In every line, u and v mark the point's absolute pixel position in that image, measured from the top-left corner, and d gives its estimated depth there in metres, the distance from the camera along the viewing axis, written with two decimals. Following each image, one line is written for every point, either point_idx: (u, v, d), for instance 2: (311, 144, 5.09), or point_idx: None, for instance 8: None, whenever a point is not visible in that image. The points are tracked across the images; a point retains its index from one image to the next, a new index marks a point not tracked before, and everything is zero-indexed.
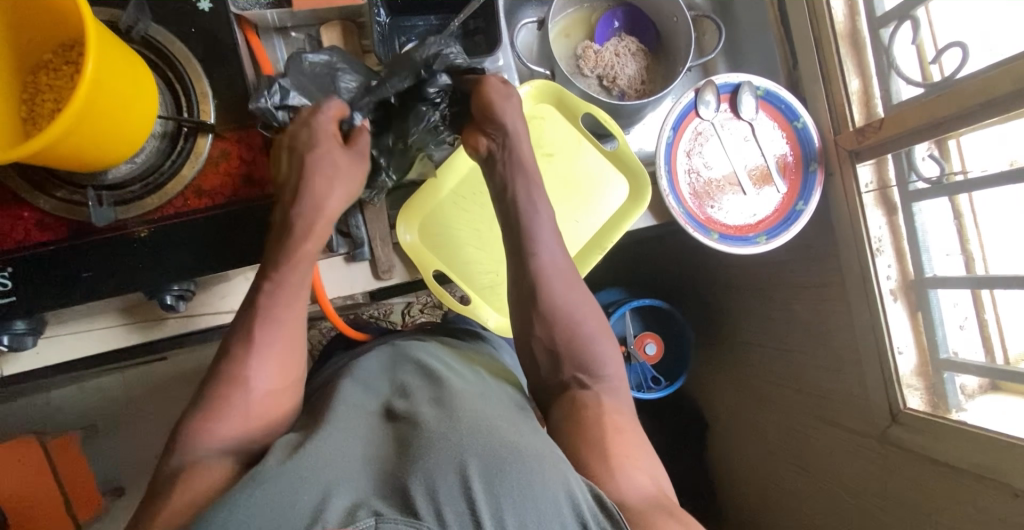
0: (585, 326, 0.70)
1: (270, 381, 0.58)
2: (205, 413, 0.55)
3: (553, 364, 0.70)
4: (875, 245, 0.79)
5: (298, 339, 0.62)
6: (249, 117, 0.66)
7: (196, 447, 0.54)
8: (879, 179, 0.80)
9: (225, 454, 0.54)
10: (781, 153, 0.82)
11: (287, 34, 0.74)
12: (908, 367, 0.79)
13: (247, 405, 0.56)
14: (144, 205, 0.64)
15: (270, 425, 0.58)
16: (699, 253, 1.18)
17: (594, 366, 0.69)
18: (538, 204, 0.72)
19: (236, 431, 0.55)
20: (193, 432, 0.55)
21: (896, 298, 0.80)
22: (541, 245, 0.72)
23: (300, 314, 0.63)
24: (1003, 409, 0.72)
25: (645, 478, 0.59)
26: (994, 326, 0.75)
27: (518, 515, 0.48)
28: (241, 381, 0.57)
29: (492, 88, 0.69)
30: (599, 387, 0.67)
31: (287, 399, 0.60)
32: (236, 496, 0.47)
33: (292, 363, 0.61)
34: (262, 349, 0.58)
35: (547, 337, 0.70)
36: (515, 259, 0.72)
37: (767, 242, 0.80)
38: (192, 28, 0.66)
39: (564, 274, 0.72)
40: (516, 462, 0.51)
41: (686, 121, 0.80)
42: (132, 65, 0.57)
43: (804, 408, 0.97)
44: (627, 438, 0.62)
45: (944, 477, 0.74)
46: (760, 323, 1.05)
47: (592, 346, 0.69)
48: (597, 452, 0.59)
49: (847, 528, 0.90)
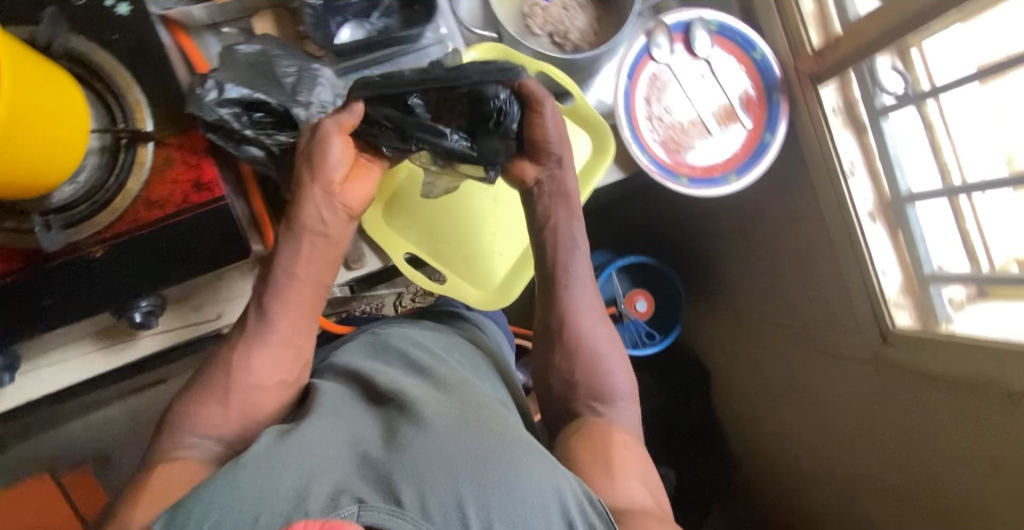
0: (608, 361, 0.74)
1: (253, 376, 0.66)
2: (198, 394, 0.65)
3: (570, 393, 0.74)
4: (847, 168, 0.78)
5: (293, 342, 0.68)
6: (187, 119, 0.64)
7: (183, 428, 0.64)
8: (845, 99, 0.79)
9: (205, 440, 0.63)
10: (743, 90, 0.81)
11: (219, 30, 0.72)
12: (894, 287, 0.79)
13: (230, 392, 0.65)
14: (95, 224, 0.62)
15: (249, 416, 0.65)
16: (679, 203, 1.16)
17: (607, 395, 0.72)
18: (576, 234, 0.76)
19: (219, 414, 0.64)
20: (184, 414, 0.65)
21: (875, 220, 0.79)
22: (574, 279, 0.76)
23: (299, 323, 0.69)
24: (994, 315, 0.71)
25: (642, 491, 0.63)
26: (977, 237, 0.73)
27: (503, 510, 0.48)
28: (230, 370, 0.66)
29: (537, 118, 0.69)
30: (611, 416, 0.71)
31: (271, 396, 0.67)
32: (219, 485, 0.48)
33: (281, 363, 0.68)
34: (244, 353, 0.66)
35: (567, 371, 0.74)
36: (546, 287, 0.77)
37: (737, 180, 0.80)
38: (114, 34, 0.63)
39: (593, 313, 0.76)
40: (508, 469, 0.51)
41: (641, 66, 0.79)
42: (50, 76, 0.55)
43: (798, 342, 0.96)
44: (638, 462, 0.67)
45: (941, 390, 0.73)
46: (747, 265, 1.04)
47: (609, 381, 0.73)
48: (600, 465, 0.64)
49: (853, 453, 0.91)
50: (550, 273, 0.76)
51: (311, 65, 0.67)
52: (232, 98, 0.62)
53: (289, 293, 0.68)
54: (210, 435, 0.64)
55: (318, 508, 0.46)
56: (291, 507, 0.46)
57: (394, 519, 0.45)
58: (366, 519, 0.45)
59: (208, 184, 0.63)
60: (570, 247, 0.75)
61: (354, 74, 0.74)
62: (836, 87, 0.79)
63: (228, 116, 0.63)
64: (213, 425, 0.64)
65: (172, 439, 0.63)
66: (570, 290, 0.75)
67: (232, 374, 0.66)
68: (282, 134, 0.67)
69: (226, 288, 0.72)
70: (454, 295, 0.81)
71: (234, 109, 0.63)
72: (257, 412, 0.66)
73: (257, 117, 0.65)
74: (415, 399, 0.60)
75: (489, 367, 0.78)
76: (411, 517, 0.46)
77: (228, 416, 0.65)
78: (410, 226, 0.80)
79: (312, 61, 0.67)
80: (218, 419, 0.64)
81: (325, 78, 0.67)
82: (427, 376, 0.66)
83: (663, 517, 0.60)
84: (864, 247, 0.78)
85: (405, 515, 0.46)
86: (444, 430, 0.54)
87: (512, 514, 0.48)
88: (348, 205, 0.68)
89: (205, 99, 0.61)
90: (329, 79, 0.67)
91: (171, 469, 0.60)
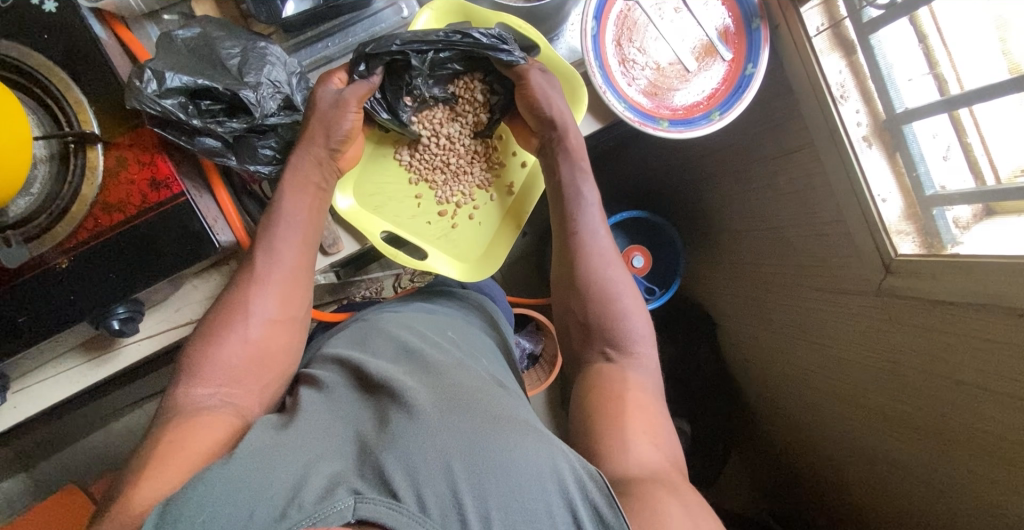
0: (622, 302, 0.72)
1: (270, 312, 0.66)
2: (210, 337, 0.63)
3: (585, 337, 0.73)
4: (837, 92, 0.73)
5: (303, 280, 0.69)
6: (132, 116, 0.62)
7: (198, 370, 0.61)
8: (830, 16, 0.74)
9: (217, 393, 0.60)
10: (720, 22, 0.76)
11: (160, 18, 0.68)
12: (894, 213, 0.74)
13: (248, 331, 0.64)
14: (54, 235, 0.60)
15: (265, 358, 0.64)
16: (668, 150, 1.13)
17: (624, 342, 0.71)
18: (585, 190, 0.76)
19: (235, 352, 0.63)
20: (197, 357, 0.62)
21: (870, 143, 0.74)
22: (584, 226, 0.76)
23: (309, 264, 0.69)
24: (1003, 231, 0.66)
25: (657, 452, 0.60)
26: (979, 148, 0.70)
27: (501, 495, 0.47)
28: (245, 308, 0.64)
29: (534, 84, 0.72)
30: (626, 363, 0.69)
31: (285, 334, 0.67)
32: (207, 475, 0.47)
33: (294, 301, 0.68)
34: (257, 294, 0.65)
35: (582, 313, 0.73)
36: (561, 237, 0.77)
37: (721, 117, 0.75)
38: (44, 34, 0.60)
39: (608, 259, 0.75)
40: (501, 456, 0.49)
41: (609, 5, 0.74)
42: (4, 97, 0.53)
43: (798, 281, 0.92)
44: (654, 420, 0.63)
45: (949, 315, 0.69)
46: (741, 207, 1.00)
47: (625, 324, 0.71)
48: (611, 428, 0.61)
49: (861, 391, 0.88)
50: (567, 225, 0.76)
51: (257, 44, 0.65)
52: (174, 88, 0.61)
53: (289, 273, 0.67)
54: (224, 380, 0.61)
55: (312, 499, 0.44)
56: (286, 501, 0.44)
57: (391, 513, 0.44)
58: (361, 512, 0.44)
59: (166, 181, 0.62)
60: (582, 201, 0.76)
61: (304, 52, 0.72)
62: (819, 5, 0.74)
63: (173, 106, 0.61)
64: (228, 368, 0.62)
65: (185, 390, 0.60)
66: (584, 239, 0.75)
67: (248, 312, 0.64)
68: (233, 121, 0.64)
69: (204, 286, 0.71)
70: (437, 268, 0.78)
71: (177, 99, 0.61)
72: (273, 351, 0.65)
73: (204, 105, 0.63)
74: (405, 384, 0.58)
75: (487, 342, 0.76)
76: (408, 510, 0.45)
77: (245, 355, 0.63)
78: (382, 202, 0.78)
79: (258, 40, 0.65)
80: (234, 360, 0.62)
81: (274, 57, 0.65)
82: (417, 360, 0.64)
83: (675, 485, 0.56)
84: (858, 172, 0.73)
85: (402, 509, 0.45)
86: (436, 416, 0.53)
87: (510, 498, 0.47)
88: (342, 167, 0.72)
89: (145, 92, 0.59)
90: (278, 57, 0.66)
91: (190, 420, 0.57)
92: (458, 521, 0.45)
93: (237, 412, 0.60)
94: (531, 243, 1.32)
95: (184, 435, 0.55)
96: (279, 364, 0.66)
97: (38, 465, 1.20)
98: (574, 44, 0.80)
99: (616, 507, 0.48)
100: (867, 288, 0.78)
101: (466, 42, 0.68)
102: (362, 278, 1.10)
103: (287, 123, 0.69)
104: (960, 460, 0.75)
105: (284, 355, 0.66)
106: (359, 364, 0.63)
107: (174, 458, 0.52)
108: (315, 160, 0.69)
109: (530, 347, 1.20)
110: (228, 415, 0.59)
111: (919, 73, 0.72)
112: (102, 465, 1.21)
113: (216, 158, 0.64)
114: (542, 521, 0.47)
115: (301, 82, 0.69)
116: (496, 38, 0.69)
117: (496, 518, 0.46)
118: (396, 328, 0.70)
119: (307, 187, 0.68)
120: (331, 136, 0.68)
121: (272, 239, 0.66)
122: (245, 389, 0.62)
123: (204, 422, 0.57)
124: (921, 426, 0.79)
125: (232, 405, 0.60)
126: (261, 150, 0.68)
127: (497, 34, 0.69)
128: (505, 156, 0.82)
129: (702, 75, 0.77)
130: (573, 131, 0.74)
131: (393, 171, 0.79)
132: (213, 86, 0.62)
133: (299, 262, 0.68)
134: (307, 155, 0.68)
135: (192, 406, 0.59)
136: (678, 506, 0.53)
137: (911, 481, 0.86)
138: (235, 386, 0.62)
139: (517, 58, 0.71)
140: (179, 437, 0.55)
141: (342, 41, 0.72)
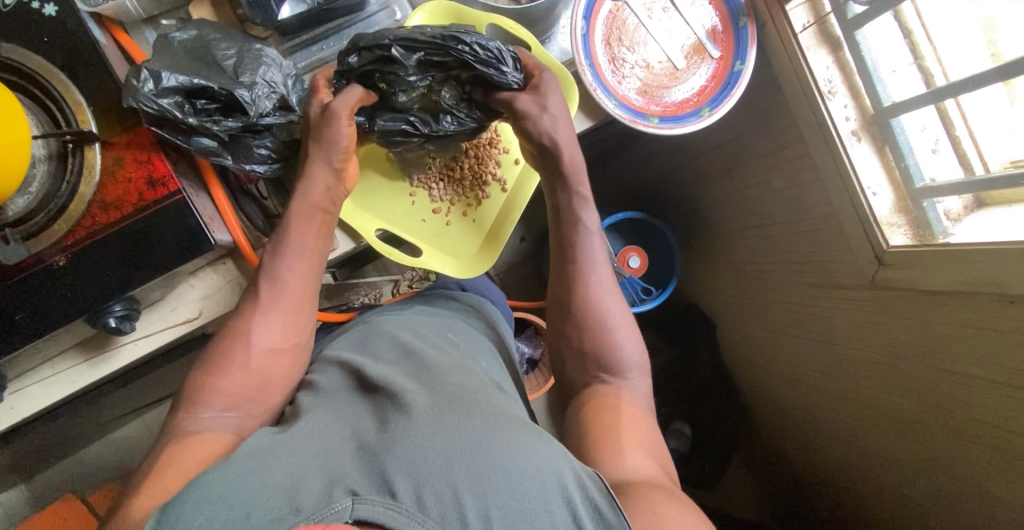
0: (618, 334, 0.72)
1: (272, 340, 0.66)
2: (212, 365, 0.63)
3: (580, 364, 0.72)
4: (826, 87, 0.74)
5: (305, 304, 0.69)
6: (129, 117, 0.63)
7: (199, 395, 0.61)
8: (815, 14, 0.76)
9: (219, 413, 0.60)
10: (708, 21, 0.77)
11: (158, 23, 0.70)
12: (886, 207, 0.74)
13: (249, 360, 0.64)
14: (52, 233, 0.61)
15: (267, 382, 0.65)
16: (661, 152, 1.15)
17: (615, 367, 0.71)
18: (589, 217, 0.76)
19: (235, 379, 0.63)
20: (198, 385, 0.62)
21: (859, 138, 0.75)
22: (590, 255, 0.75)
23: (313, 286, 0.70)
24: (994, 222, 0.66)
25: (651, 461, 0.60)
26: (966, 140, 0.70)
27: (500, 494, 0.46)
28: (247, 337, 0.65)
29: (527, 105, 0.71)
30: (620, 383, 0.69)
31: (287, 360, 0.67)
32: (208, 476, 0.47)
33: (296, 327, 0.68)
34: (260, 321, 0.66)
35: (577, 340, 0.73)
36: (561, 256, 0.77)
37: (711, 113, 0.76)
38: (44, 37, 0.62)
39: (605, 288, 0.74)
40: (501, 462, 0.48)
41: (597, 5, 0.75)
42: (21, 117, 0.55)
43: (793, 277, 0.92)
44: (646, 432, 0.64)
45: (943, 305, 0.69)
46: (734, 206, 1.01)
47: (617, 351, 0.71)
48: (608, 437, 0.62)
49: (857, 386, 0.88)
50: (568, 253, 0.76)
51: (252, 46, 0.66)
52: (170, 87, 0.62)
53: (291, 295, 0.68)
54: (226, 404, 0.61)
55: (311, 502, 0.44)
56: (285, 505, 0.44)
57: (388, 512, 0.44)
58: (360, 513, 0.43)
59: (163, 180, 0.63)
60: (583, 227, 0.76)
61: (300, 54, 0.73)
62: (805, 3, 0.76)
63: (167, 102, 0.62)
64: (230, 393, 0.62)
65: (188, 414, 0.60)
66: (584, 267, 0.75)
67: (250, 341, 0.65)
68: (229, 120, 0.65)
69: (200, 287, 0.71)
70: (433, 266, 0.79)
71: (172, 97, 0.62)
72: (276, 376, 0.65)
73: (201, 104, 0.65)
74: (404, 387, 0.58)
75: (486, 344, 0.76)
76: (406, 509, 0.44)
77: (247, 382, 0.63)
78: (376, 203, 0.80)
79: (255, 42, 0.67)
80: (236, 387, 0.63)
81: (269, 57, 0.67)
82: (415, 362, 0.64)
83: (674, 490, 0.57)
84: (848, 167, 0.73)
85: (400, 508, 0.44)
86: (433, 417, 0.52)
87: (509, 497, 0.46)
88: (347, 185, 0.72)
89: (142, 90, 0.61)
90: (273, 58, 0.67)
91: (197, 435, 0.57)
92: (459, 522, 0.44)
93: (236, 433, 0.60)
94: (528, 247, 1.33)
95: (186, 446, 0.56)
96: (281, 387, 0.66)
97: (34, 478, 1.19)
98: (565, 45, 0.82)
99: (616, 506, 0.48)
100: (861, 282, 0.78)
101: (464, 51, 0.67)
102: (361, 282, 1.12)
103: (282, 122, 0.69)
104: (962, 454, 0.75)
105: (286, 379, 0.66)
106: (355, 367, 0.64)
107: (178, 471, 0.53)
108: (322, 176, 0.69)
109: (529, 351, 1.21)
110: (229, 434, 0.59)
111: (903, 64, 0.73)
112: (103, 471, 1.21)
113: (213, 157, 0.66)
114: (542, 519, 0.46)
115: (296, 84, 0.70)
116: (494, 57, 0.69)
117: (495, 518, 0.45)
118: (400, 332, 0.71)
119: (310, 212, 0.68)
120: (336, 156, 0.68)
121: (277, 266, 0.67)
122: (248, 413, 0.62)
123: (207, 440, 0.57)
124: (922, 421, 0.79)
125: (235, 426, 0.61)
126: (256, 149, 0.68)
127: (494, 52, 0.69)
128: (501, 157, 0.83)
129: (692, 73, 0.78)
130: (576, 147, 0.74)
131: (386, 169, 0.80)
132: (209, 85, 0.64)
133: (302, 280, 0.69)
134: (314, 178, 0.68)
135: (194, 427, 0.59)
136: (677, 508, 0.52)
137: (916, 481, 0.85)
138: (237, 409, 0.62)
139: (510, 80, 0.71)
140: (180, 452, 0.55)
141: (336, 43, 0.74)
